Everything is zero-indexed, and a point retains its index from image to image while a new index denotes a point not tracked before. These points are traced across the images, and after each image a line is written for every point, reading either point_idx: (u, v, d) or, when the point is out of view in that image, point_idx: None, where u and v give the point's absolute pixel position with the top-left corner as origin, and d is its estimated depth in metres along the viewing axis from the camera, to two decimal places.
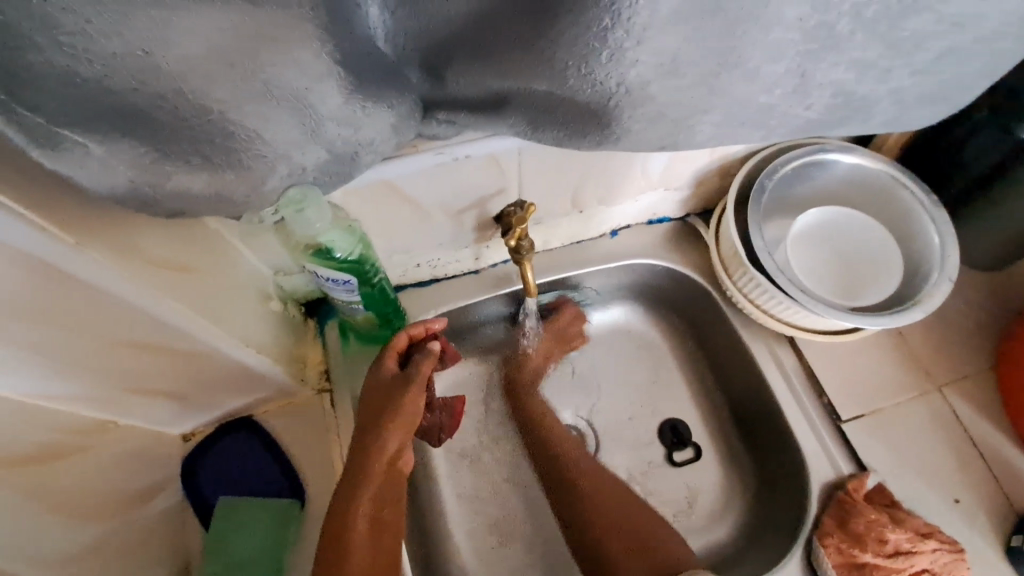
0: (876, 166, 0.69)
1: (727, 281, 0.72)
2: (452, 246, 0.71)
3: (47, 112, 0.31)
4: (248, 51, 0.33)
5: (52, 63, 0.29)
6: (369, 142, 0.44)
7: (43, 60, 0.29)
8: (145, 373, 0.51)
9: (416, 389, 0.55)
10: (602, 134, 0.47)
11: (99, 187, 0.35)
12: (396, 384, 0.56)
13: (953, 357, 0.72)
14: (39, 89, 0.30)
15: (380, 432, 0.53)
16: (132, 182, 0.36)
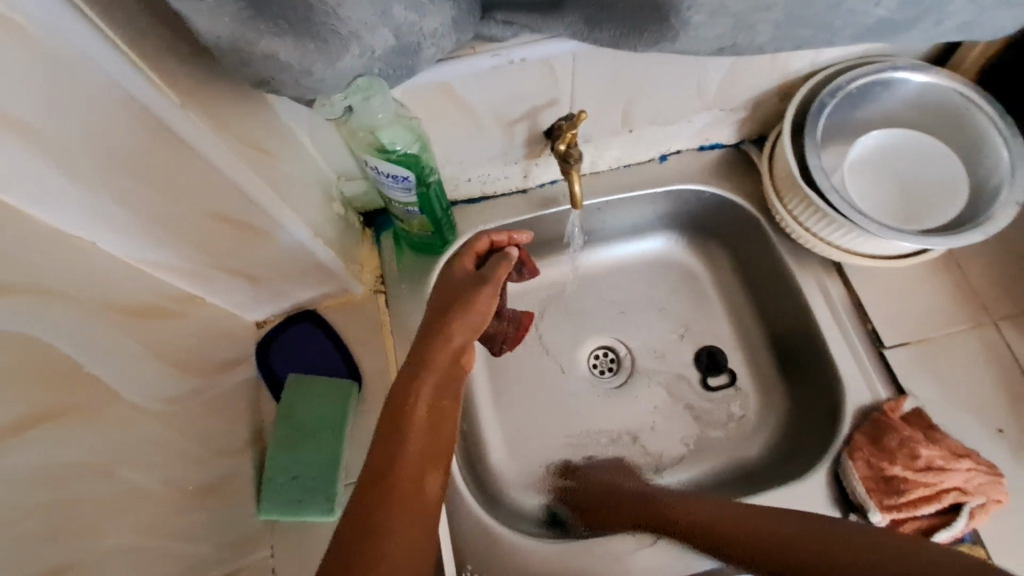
0: (949, 85, 0.65)
1: (775, 205, 0.72)
2: (503, 161, 0.74)
3: None
4: None
5: None
6: (432, 33, 0.47)
7: None
8: (228, 250, 0.57)
9: (490, 286, 0.59)
10: (660, 29, 0.48)
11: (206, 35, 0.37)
12: (472, 281, 0.61)
13: (1016, 292, 0.69)
14: None
15: (446, 323, 0.57)
16: (230, 40, 0.38)
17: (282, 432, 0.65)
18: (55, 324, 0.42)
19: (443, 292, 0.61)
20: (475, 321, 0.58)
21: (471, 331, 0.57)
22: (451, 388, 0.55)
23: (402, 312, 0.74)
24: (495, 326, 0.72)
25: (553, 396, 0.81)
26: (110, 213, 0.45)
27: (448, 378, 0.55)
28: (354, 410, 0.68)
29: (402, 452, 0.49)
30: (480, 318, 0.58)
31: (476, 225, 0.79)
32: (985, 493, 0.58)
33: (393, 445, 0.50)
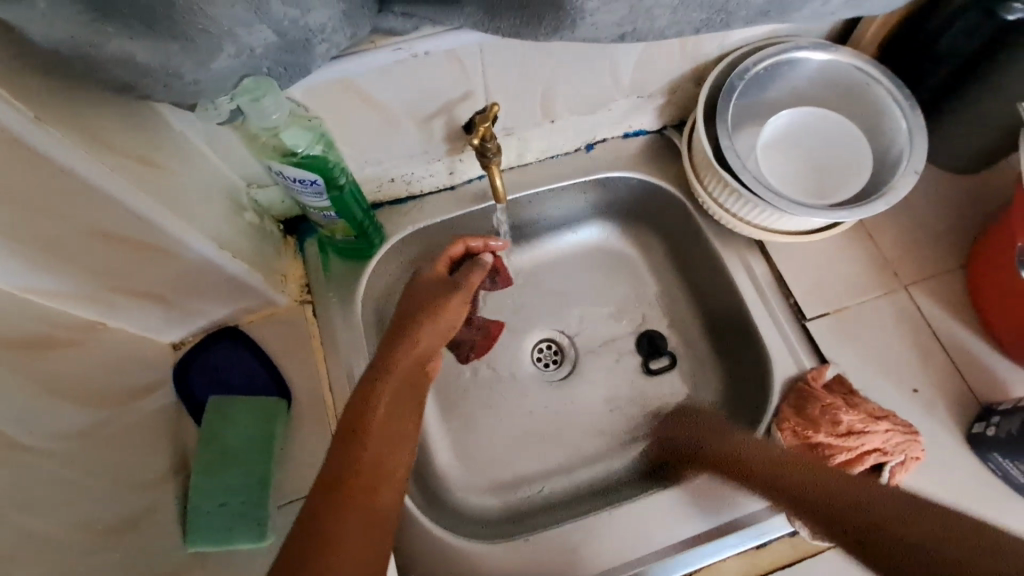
0: (847, 61, 0.67)
1: (697, 188, 0.73)
2: (425, 159, 0.72)
3: None
4: None
5: None
6: (320, 28, 0.45)
7: None
8: (125, 272, 0.53)
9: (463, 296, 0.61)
10: (557, 16, 0.47)
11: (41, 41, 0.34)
12: (445, 286, 0.62)
13: (923, 257, 0.73)
14: None
15: (414, 328, 0.56)
16: (74, 43, 0.35)
17: (206, 459, 0.62)
18: None
19: (412, 296, 0.61)
20: (448, 327, 0.60)
21: (441, 338, 0.59)
22: (410, 398, 0.53)
23: (332, 320, 0.72)
24: (462, 333, 0.76)
25: (497, 393, 0.81)
26: None
27: (407, 389, 0.53)
28: (284, 428, 0.65)
29: (359, 455, 0.46)
30: (450, 326, 0.60)
31: (404, 226, 0.76)
32: (903, 451, 0.61)
33: (350, 453, 0.46)
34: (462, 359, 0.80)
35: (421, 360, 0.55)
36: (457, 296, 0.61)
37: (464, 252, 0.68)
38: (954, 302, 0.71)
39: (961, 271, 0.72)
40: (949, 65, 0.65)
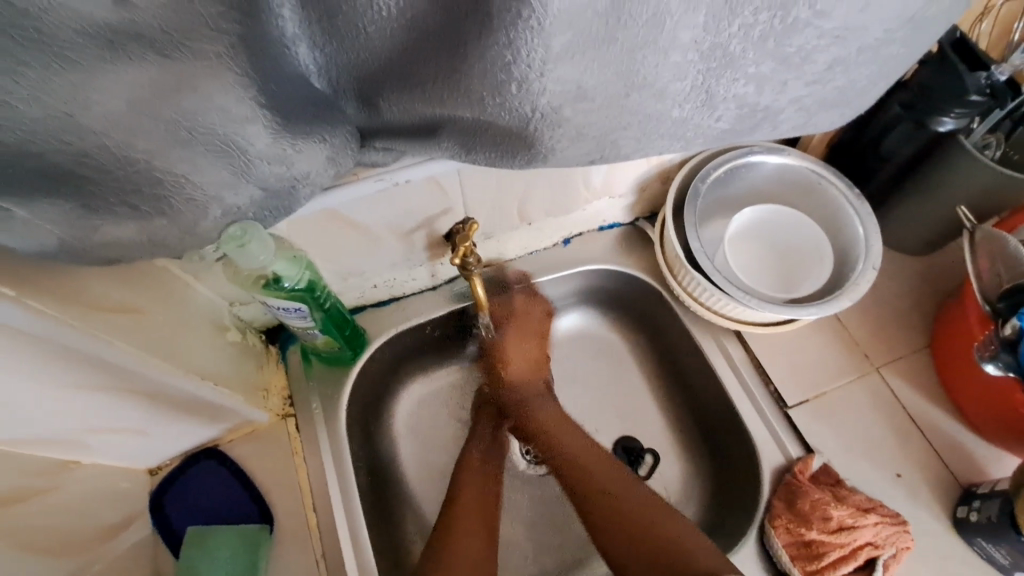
0: (800, 163, 0.72)
1: (672, 282, 0.76)
2: (407, 266, 0.73)
3: None
4: (170, 103, 0.35)
5: None
6: (306, 175, 0.46)
7: None
8: (102, 413, 0.52)
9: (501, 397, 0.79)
10: (529, 153, 0.50)
11: (26, 247, 0.37)
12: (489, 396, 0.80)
13: (891, 339, 0.76)
14: None
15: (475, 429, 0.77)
16: (61, 241, 0.38)
17: None
18: None
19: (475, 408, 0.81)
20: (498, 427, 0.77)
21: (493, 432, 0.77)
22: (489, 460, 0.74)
23: (315, 435, 0.70)
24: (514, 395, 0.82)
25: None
26: None
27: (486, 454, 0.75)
28: (267, 556, 0.63)
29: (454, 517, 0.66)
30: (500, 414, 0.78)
31: (387, 329, 0.77)
32: (893, 544, 0.61)
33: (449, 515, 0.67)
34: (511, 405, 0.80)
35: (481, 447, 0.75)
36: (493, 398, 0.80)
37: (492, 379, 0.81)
38: (924, 382, 0.74)
39: (926, 352, 0.75)
40: (895, 164, 0.70)
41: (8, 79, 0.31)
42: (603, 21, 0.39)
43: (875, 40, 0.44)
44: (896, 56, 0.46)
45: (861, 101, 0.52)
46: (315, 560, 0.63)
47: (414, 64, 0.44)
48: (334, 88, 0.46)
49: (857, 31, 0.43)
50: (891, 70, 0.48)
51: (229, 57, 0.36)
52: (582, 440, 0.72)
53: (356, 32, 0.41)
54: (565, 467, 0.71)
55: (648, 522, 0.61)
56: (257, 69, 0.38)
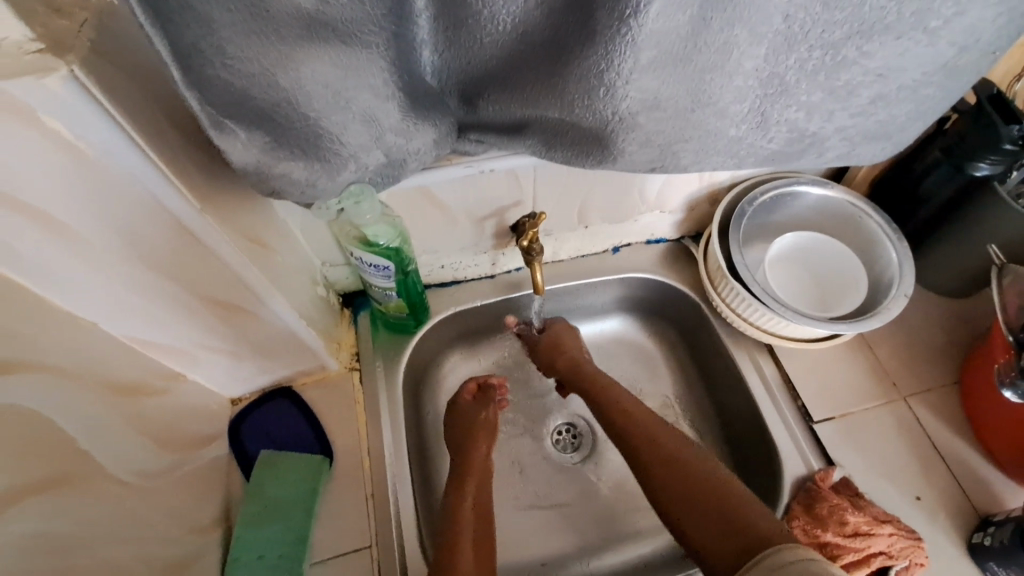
0: (841, 196, 0.79)
1: (712, 293, 0.82)
2: (474, 251, 0.82)
3: (215, 105, 0.43)
4: (341, 77, 0.45)
5: (219, 75, 0.41)
6: (416, 151, 0.57)
7: (214, 73, 0.41)
8: (219, 331, 0.61)
9: (487, 426, 0.77)
10: (603, 153, 0.58)
11: (237, 163, 0.48)
12: (473, 414, 0.78)
13: (920, 371, 0.80)
14: (204, 88, 0.42)
15: (464, 475, 0.72)
16: (258, 162, 0.48)
17: (251, 510, 0.66)
18: (57, 397, 0.46)
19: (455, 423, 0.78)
20: (483, 472, 0.73)
21: (481, 473, 0.72)
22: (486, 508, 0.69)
23: (376, 388, 0.78)
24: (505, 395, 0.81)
25: (515, 469, 0.86)
26: (115, 300, 0.50)
27: (481, 500, 0.69)
28: (324, 487, 0.70)
29: None
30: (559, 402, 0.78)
31: (447, 307, 0.86)
32: (907, 557, 0.64)
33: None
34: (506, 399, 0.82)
35: (474, 488, 0.70)
36: (486, 426, 0.77)
37: (475, 387, 0.82)
38: (949, 416, 0.77)
39: (954, 388, 0.78)
40: (934, 205, 0.76)
41: (241, 41, 0.40)
42: (684, 45, 0.47)
43: (912, 80, 0.51)
44: (931, 97, 0.53)
45: (900, 136, 0.59)
46: (364, 498, 0.70)
47: (518, 71, 0.53)
48: (442, 85, 0.56)
49: (896, 72, 0.50)
50: (927, 111, 0.55)
51: (384, 46, 0.45)
52: (629, 399, 0.74)
53: (474, 41, 0.51)
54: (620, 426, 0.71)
55: (695, 472, 0.61)
56: (399, 60, 0.48)
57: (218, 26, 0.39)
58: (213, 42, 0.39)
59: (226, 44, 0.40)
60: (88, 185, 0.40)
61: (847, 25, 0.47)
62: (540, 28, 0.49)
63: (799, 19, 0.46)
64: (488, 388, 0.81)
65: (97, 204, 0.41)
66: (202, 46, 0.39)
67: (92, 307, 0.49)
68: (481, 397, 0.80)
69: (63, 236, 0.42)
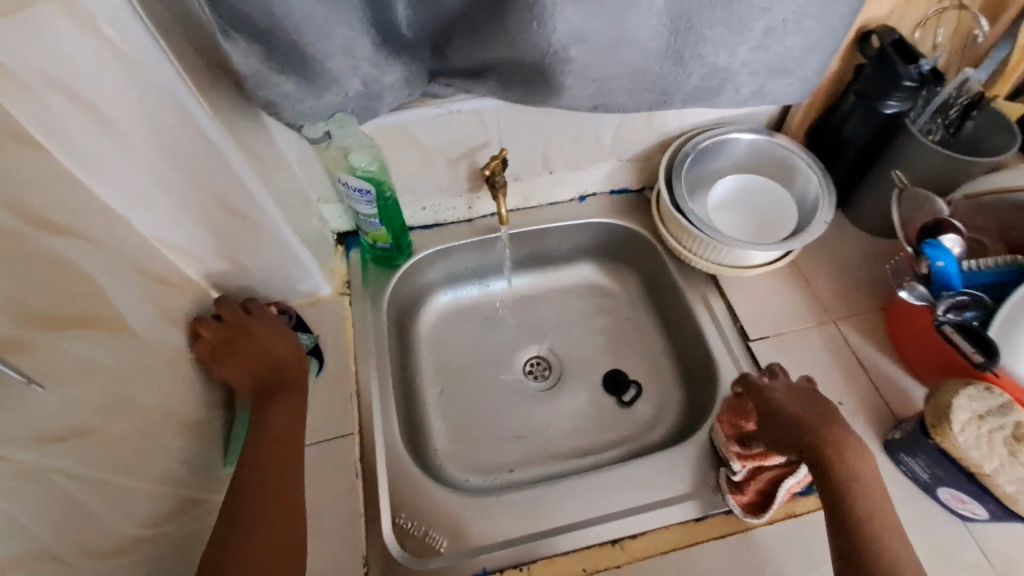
0: (773, 140, 0.89)
1: (662, 231, 0.92)
2: (451, 193, 0.94)
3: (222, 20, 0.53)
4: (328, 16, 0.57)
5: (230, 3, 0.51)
6: (387, 84, 0.68)
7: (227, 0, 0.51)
8: (231, 240, 0.73)
9: (247, 340, 0.73)
10: (549, 87, 0.69)
11: (239, 66, 0.57)
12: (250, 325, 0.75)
13: (852, 299, 0.88)
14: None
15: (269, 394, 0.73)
16: (258, 71, 0.58)
17: None
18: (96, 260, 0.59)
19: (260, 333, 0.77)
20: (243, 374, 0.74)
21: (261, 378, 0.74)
22: (289, 433, 0.70)
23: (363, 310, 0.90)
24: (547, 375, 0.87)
25: (488, 393, 0.96)
26: (148, 196, 0.62)
27: (287, 427, 0.71)
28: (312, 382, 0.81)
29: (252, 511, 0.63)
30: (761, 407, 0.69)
31: (429, 245, 0.97)
32: None
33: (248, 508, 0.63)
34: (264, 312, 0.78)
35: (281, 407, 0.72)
36: (262, 335, 0.75)
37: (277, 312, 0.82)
38: (875, 335, 0.85)
39: (882, 312, 0.87)
40: (857, 146, 0.85)
41: None
42: None
43: (795, 14, 0.62)
44: (813, 30, 0.64)
45: (800, 69, 0.69)
46: (350, 396, 0.81)
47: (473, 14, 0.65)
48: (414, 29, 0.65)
49: (779, 7, 0.61)
50: (815, 44, 0.66)
51: None
52: (875, 481, 0.62)
53: None
54: (868, 530, 0.60)
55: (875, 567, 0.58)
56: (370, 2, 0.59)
57: None
58: None
59: None
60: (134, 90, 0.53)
61: None
62: None
63: None
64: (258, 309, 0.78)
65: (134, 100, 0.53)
66: None
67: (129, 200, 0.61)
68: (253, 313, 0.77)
69: (109, 128, 0.54)
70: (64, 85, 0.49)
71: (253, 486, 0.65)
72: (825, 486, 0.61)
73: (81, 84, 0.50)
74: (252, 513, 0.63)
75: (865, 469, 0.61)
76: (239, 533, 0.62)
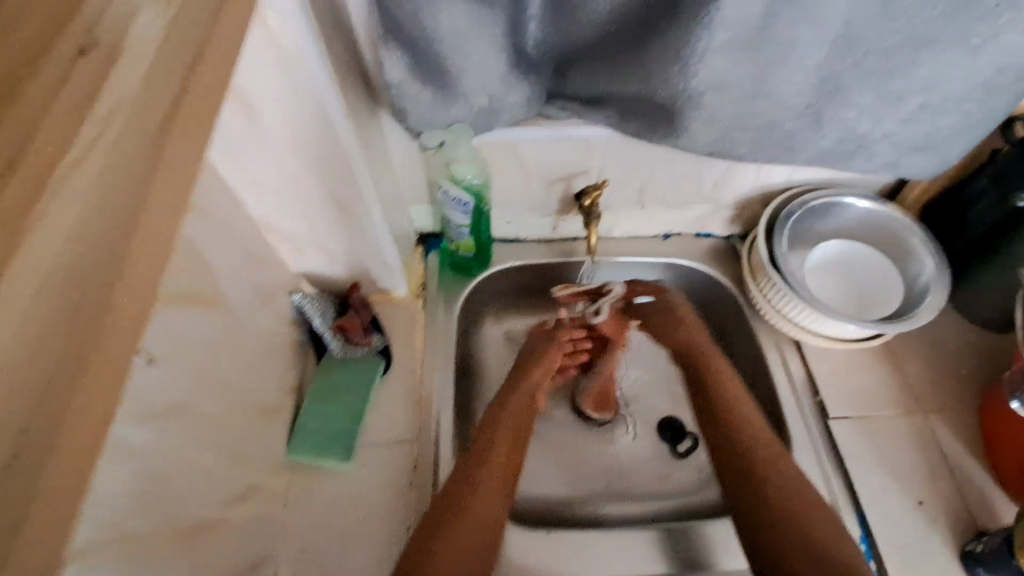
0: (886, 211, 0.84)
1: (751, 286, 0.88)
2: (539, 212, 0.93)
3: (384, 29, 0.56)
4: (478, 36, 0.58)
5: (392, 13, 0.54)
6: (511, 103, 0.68)
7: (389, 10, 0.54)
8: (329, 232, 0.74)
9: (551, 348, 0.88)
10: (669, 128, 0.67)
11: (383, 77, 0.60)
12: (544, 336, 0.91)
13: (945, 391, 0.83)
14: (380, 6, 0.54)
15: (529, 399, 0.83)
16: (399, 81, 0.61)
17: (322, 387, 0.77)
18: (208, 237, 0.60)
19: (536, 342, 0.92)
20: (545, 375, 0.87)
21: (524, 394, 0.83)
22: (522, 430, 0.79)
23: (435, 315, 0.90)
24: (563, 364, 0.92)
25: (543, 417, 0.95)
26: (267, 181, 0.63)
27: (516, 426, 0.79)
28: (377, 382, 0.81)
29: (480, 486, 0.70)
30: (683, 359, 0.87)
31: (507, 260, 0.96)
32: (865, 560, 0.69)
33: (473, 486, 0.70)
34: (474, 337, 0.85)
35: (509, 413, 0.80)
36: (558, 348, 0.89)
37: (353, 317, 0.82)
38: (966, 434, 0.80)
39: (978, 411, 0.81)
40: (976, 232, 0.79)
41: None
42: (754, 35, 0.55)
43: (958, 94, 0.58)
44: (974, 112, 0.60)
45: (945, 148, 0.65)
46: (412, 401, 0.81)
47: (610, 46, 0.63)
48: (544, 54, 0.66)
49: (943, 84, 0.57)
50: (970, 126, 0.62)
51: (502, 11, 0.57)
52: (764, 433, 0.76)
53: (575, 17, 0.61)
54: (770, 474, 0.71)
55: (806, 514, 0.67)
56: (513, 24, 0.59)
57: None
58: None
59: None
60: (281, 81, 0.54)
61: (900, 35, 0.54)
62: (632, 11, 0.59)
63: (857, 25, 0.54)
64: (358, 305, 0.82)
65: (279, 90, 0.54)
66: None
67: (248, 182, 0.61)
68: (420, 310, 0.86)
69: (252, 116, 0.55)
70: (224, 75, 0.49)
71: (495, 472, 0.72)
72: (719, 430, 0.78)
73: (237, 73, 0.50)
74: (494, 480, 0.71)
75: (752, 419, 0.77)
76: (460, 488, 0.69)
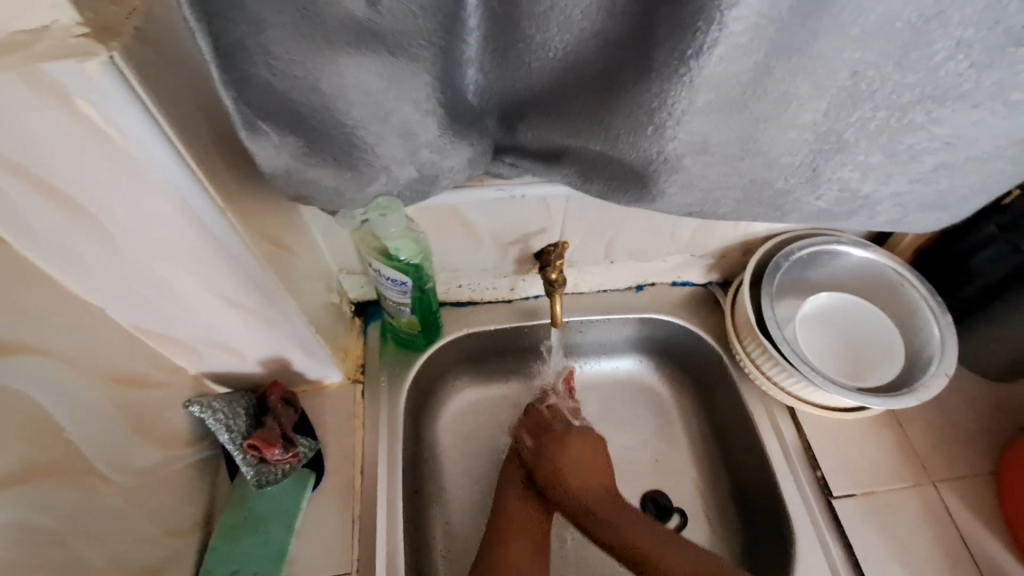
0: (882, 261, 0.76)
1: (737, 347, 0.78)
2: (494, 273, 0.80)
3: (251, 103, 0.42)
4: (392, 97, 0.44)
5: (264, 75, 0.40)
6: (449, 170, 0.54)
7: (258, 71, 0.40)
8: (228, 332, 0.58)
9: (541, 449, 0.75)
10: (640, 193, 0.54)
11: (264, 162, 0.46)
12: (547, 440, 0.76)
13: (953, 456, 0.75)
14: (248, 69, 0.40)
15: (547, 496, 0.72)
16: (289, 163, 0.47)
17: (236, 518, 0.63)
18: (39, 378, 0.45)
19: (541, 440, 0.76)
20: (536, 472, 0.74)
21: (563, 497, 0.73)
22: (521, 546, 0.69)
23: (377, 403, 0.76)
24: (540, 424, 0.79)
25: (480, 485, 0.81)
26: (126, 284, 0.48)
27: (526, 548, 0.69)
28: (308, 499, 0.67)
29: None
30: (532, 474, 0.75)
31: (461, 327, 0.83)
32: None
33: None
34: (268, 399, 0.67)
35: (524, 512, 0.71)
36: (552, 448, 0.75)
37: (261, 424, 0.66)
38: (979, 505, 0.72)
39: (990, 477, 0.73)
40: (981, 283, 0.71)
41: (281, 49, 0.39)
42: (742, 92, 0.44)
43: (981, 151, 0.49)
44: (998, 171, 0.51)
45: (959, 207, 0.56)
46: (350, 520, 0.67)
47: (563, 99, 0.51)
48: (483, 105, 0.53)
49: (964, 141, 0.48)
50: (991, 185, 0.53)
51: (423, 67, 0.44)
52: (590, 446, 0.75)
53: (523, 64, 0.49)
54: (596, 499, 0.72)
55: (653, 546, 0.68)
56: (441, 78, 0.46)
57: (265, 24, 0.38)
58: (255, 41, 0.39)
59: (269, 43, 0.39)
60: (117, 172, 0.39)
61: (918, 88, 0.44)
62: (592, 59, 0.47)
63: (867, 76, 0.44)
64: (272, 408, 0.66)
65: (114, 187, 0.40)
66: (242, 35, 0.38)
67: (101, 289, 0.48)
68: (283, 420, 0.66)
69: (80, 215, 0.41)
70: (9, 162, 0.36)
71: None
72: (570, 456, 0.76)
73: (38, 165, 0.37)
74: None
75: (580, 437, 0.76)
76: None
